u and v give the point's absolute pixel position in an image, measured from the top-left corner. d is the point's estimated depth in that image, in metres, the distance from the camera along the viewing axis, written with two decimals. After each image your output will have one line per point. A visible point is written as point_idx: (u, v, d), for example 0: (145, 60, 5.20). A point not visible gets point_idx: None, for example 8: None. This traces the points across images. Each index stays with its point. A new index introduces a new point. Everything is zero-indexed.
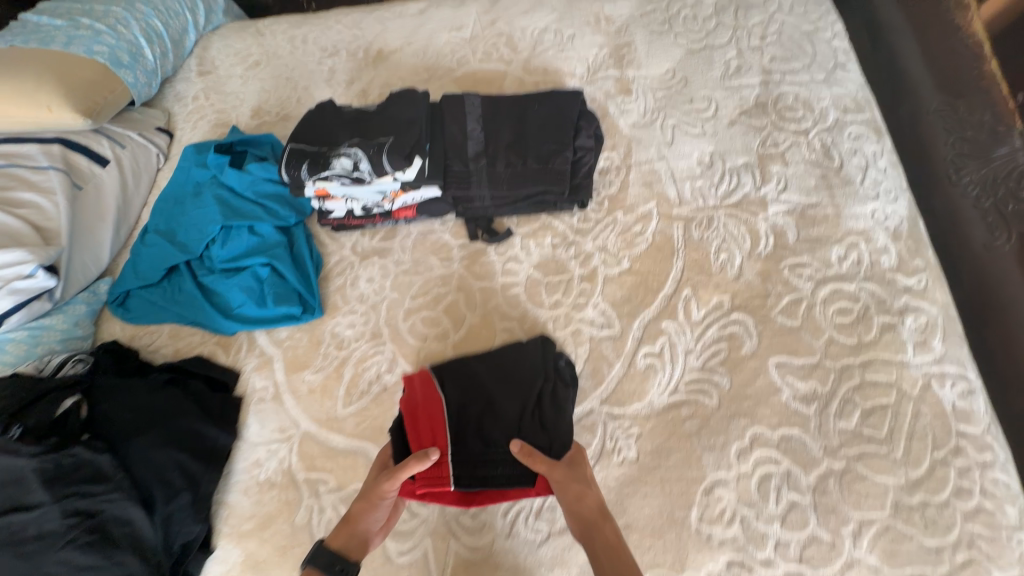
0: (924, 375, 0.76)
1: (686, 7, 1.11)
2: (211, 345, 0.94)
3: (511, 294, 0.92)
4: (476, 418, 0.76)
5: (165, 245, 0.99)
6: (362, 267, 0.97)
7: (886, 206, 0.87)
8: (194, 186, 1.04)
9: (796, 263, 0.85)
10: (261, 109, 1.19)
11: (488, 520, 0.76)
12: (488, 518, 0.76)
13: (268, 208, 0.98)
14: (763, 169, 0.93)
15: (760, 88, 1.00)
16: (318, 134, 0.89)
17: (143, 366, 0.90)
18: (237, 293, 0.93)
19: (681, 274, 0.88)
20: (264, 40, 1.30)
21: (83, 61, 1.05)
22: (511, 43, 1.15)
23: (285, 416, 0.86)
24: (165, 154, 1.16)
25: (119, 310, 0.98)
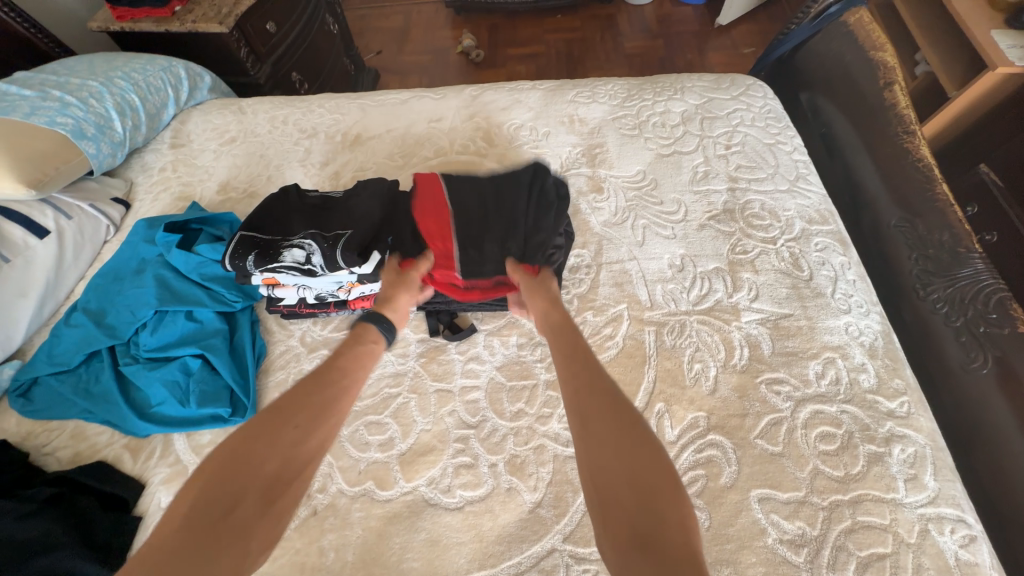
0: (920, 518, 0.68)
1: (655, 114, 1.17)
2: (118, 448, 0.81)
3: (469, 399, 0.83)
4: (477, 212, 0.88)
5: (90, 328, 0.89)
6: (309, 360, 0.89)
7: (859, 320, 0.85)
8: (137, 263, 0.97)
9: (773, 379, 0.80)
10: (228, 184, 1.17)
11: None
12: None
13: (213, 292, 0.91)
14: (734, 275, 0.92)
15: (727, 195, 1.02)
16: (274, 223, 0.85)
17: (26, 476, 0.76)
18: (158, 389, 0.82)
19: (653, 385, 0.81)
20: (244, 118, 1.31)
21: (41, 130, 1.02)
22: (488, 137, 1.18)
23: None
24: (118, 226, 1.11)
25: (18, 401, 0.86)
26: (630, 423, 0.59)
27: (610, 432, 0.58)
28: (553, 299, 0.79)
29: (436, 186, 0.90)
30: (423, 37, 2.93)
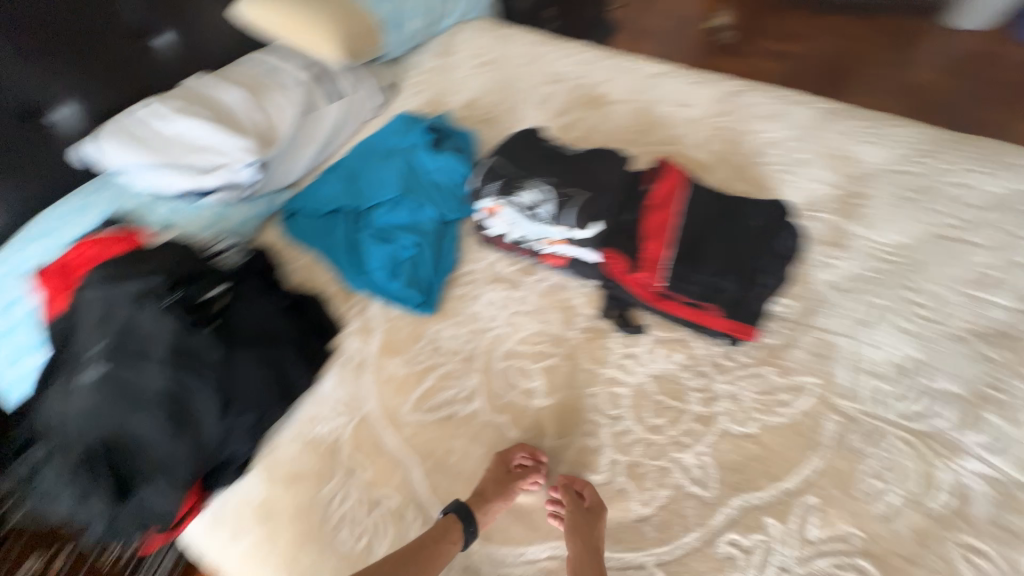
0: None
1: (951, 184, 0.95)
2: (332, 290, 1.01)
3: (614, 391, 0.84)
4: (704, 229, 0.86)
5: (343, 188, 1.09)
6: (487, 288, 0.98)
7: None
8: (389, 148, 1.12)
9: (973, 546, 0.67)
10: (472, 105, 1.28)
11: None
12: None
13: (438, 198, 1.03)
14: (973, 411, 0.75)
15: (1008, 316, 0.82)
16: (518, 160, 0.91)
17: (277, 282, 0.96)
18: (376, 259, 0.98)
19: (814, 476, 0.74)
20: (504, 47, 1.40)
21: (363, 14, 1.22)
22: (731, 143, 1.10)
23: (358, 389, 0.89)
24: (379, 109, 1.30)
25: (283, 222, 1.10)
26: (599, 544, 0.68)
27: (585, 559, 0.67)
28: (595, 544, 0.68)
29: (675, 183, 0.89)
30: (675, 1, 2.73)
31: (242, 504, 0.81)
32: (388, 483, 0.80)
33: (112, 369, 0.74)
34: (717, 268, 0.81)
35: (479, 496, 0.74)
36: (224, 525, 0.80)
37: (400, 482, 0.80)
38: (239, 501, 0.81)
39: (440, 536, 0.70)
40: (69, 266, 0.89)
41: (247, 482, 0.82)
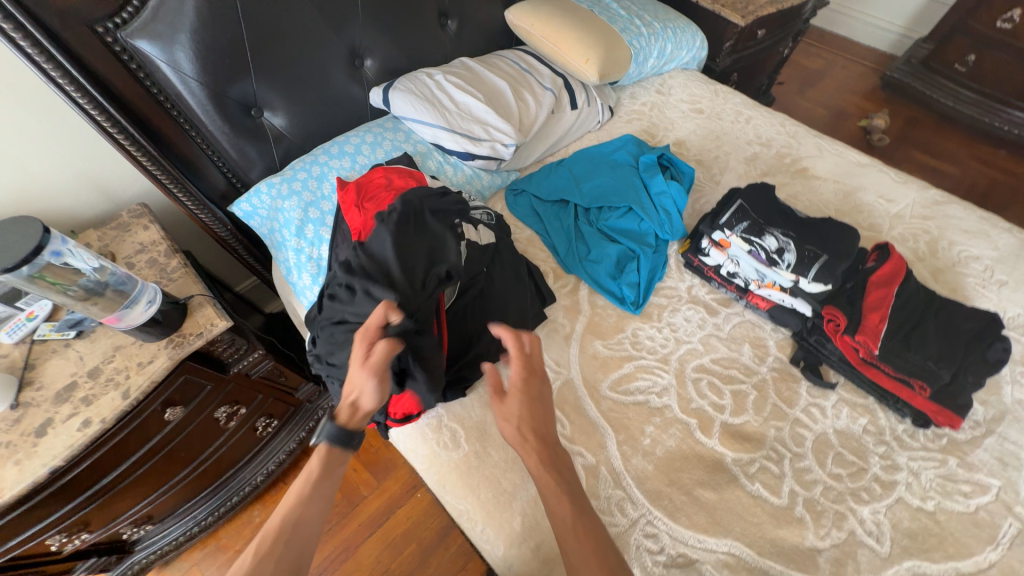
0: None
1: None
2: (548, 265, 1.15)
3: (798, 431, 0.93)
4: (910, 325, 0.94)
5: (572, 184, 1.24)
6: (686, 306, 1.09)
7: None
8: (615, 162, 1.28)
9: None
10: (684, 143, 1.40)
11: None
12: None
13: (660, 217, 1.16)
14: None
15: None
16: (762, 209, 1.03)
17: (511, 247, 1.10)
18: (598, 253, 1.13)
19: (986, 566, 0.79)
20: (716, 100, 1.53)
21: (621, 45, 1.40)
22: (933, 245, 1.16)
23: (565, 357, 1.02)
24: (600, 125, 1.46)
25: (510, 197, 1.27)
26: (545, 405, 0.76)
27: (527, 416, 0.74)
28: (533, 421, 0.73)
29: (898, 269, 0.98)
30: (832, 92, 2.82)
31: (461, 419, 0.94)
32: (587, 442, 0.91)
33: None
34: (927, 356, 0.90)
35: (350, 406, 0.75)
36: (440, 432, 0.93)
37: (598, 445, 0.91)
38: (458, 416, 0.95)
39: (335, 459, 0.75)
40: (365, 186, 1.06)
41: (466, 402, 0.96)
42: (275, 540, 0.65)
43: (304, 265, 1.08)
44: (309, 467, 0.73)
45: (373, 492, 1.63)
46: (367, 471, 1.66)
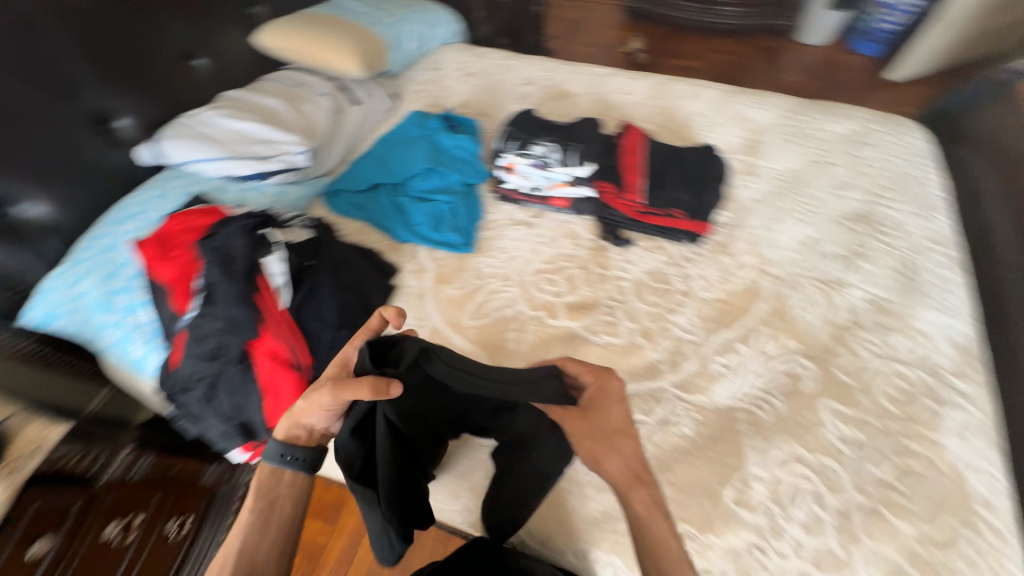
0: (959, 460, 0.87)
1: (815, 130, 1.39)
2: (384, 244, 1.24)
3: (620, 285, 1.14)
4: (661, 172, 1.19)
5: (378, 168, 1.33)
6: (510, 230, 1.25)
7: (950, 321, 1.03)
8: (409, 137, 1.40)
9: (864, 337, 1.01)
10: (467, 104, 1.58)
11: None
12: None
13: (461, 167, 1.31)
14: (852, 261, 1.12)
15: (863, 204, 1.22)
16: (526, 128, 1.22)
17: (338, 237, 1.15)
18: (419, 215, 1.23)
19: (763, 316, 1.06)
20: (482, 61, 1.73)
21: (373, 37, 1.52)
22: (669, 115, 1.47)
23: (424, 311, 1.11)
24: (390, 112, 1.57)
25: (329, 200, 1.32)
26: (609, 411, 0.75)
27: (606, 433, 0.74)
28: (612, 442, 0.74)
29: (637, 136, 1.23)
30: (595, 33, 3.28)
31: None
32: None
33: (229, 318, 0.89)
34: (677, 189, 1.16)
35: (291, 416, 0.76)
36: None
37: None
38: None
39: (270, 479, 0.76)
40: (165, 238, 1.01)
41: None
42: (234, 555, 0.71)
43: (133, 337, 1.02)
44: (250, 491, 0.76)
45: (331, 538, 1.55)
46: (317, 521, 1.56)
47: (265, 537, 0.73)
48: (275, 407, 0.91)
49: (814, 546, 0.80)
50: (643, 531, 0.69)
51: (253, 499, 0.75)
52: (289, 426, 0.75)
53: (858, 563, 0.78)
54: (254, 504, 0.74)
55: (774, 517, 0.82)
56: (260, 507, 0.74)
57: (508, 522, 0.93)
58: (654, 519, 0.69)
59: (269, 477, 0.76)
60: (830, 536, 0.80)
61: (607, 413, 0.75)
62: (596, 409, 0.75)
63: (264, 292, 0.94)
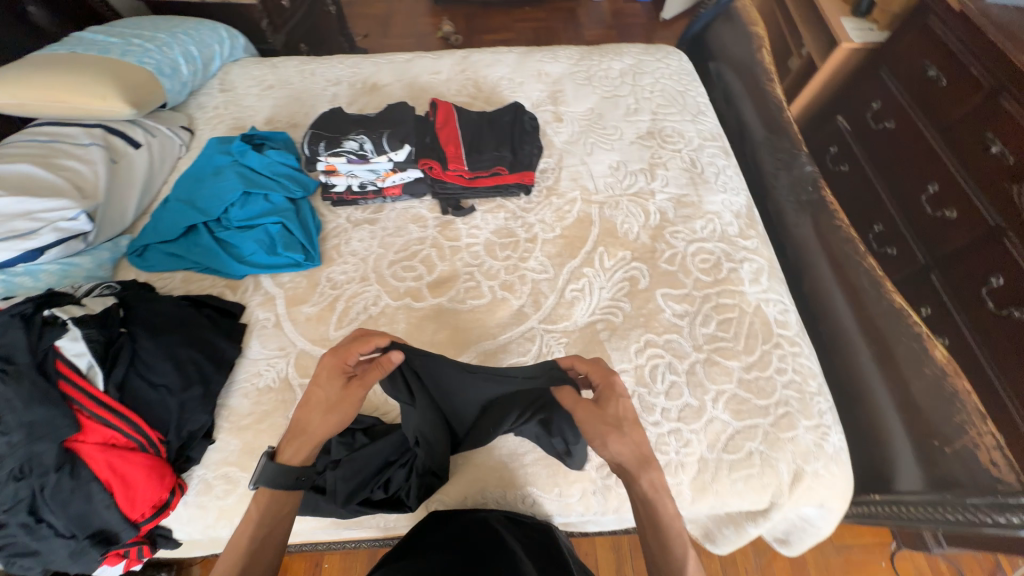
0: (757, 299, 1.10)
1: (601, 71, 1.57)
2: (220, 286, 1.13)
3: (473, 250, 1.19)
4: (477, 137, 1.26)
5: (185, 209, 1.19)
6: (354, 231, 1.23)
7: (731, 197, 1.28)
8: (214, 167, 1.28)
9: (674, 230, 1.20)
10: (274, 118, 1.48)
11: None
12: None
13: (282, 183, 1.23)
14: (652, 172, 1.32)
15: (650, 123, 1.43)
16: (333, 127, 1.19)
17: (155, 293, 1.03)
18: (250, 244, 1.15)
19: (597, 238, 1.20)
20: (278, 71, 1.63)
21: (134, 67, 1.34)
22: (477, 85, 1.54)
23: (284, 338, 1.05)
24: (186, 146, 1.41)
25: (136, 259, 1.16)
26: (612, 403, 0.75)
27: (598, 418, 0.74)
28: (608, 429, 0.72)
29: (447, 110, 1.29)
30: (406, 23, 3.26)
31: (224, 460, 0.90)
32: None
33: (26, 427, 0.75)
34: (495, 149, 1.24)
35: (297, 437, 0.75)
36: (213, 487, 0.88)
37: None
38: (220, 460, 0.90)
39: (277, 503, 0.73)
40: None
41: (218, 445, 0.91)
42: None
43: None
44: (252, 518, 0.71)
45: None
46: None
47: (258, 561, 0.68)
48: (132, 498, 0.81)
49: (676, 405, 0.96)
50: (645, 510, 0.70)
51: (254, 523, 0.70)
52: (305, 448, 0.74)
53: (710, 405, 0.96)
54: (253, 531, 0.70)
55: (643, 396, 0.97)
56: (252, 533, 0.70)
57: (431, 501, 0.93)
58: (656, 497, 0.70)
59: (272, 499, 0.72)
60: (686, 393, 0.97)
61: (614, 407, 0.74)
62: (609, 399, 0.75)
63: (72, 378, 0.81)
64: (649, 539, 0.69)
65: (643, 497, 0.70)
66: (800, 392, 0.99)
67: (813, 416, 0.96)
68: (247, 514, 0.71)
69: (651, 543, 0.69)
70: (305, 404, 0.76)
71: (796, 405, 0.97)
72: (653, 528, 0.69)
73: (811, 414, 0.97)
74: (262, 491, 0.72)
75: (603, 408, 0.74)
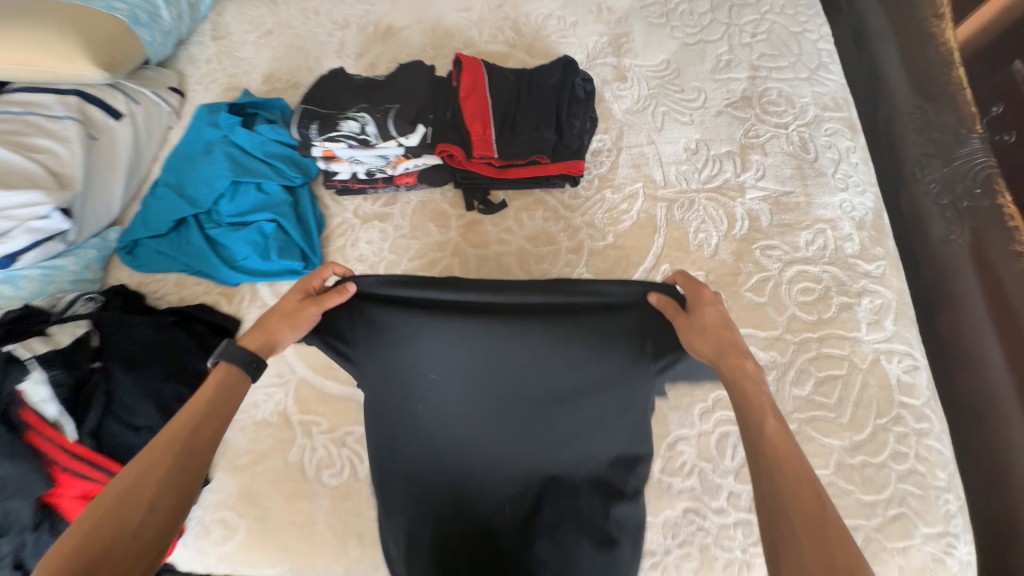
0: (874, 351, 0.82)
1: (684, 2, 1.16)
2: (214, 295, 1.00)
3: (502, 262, 0.96)
4: (513, 112, 0.96)
5: (174, 198, 1.05)
6: (363, 229, 1.03)
7: (854, 197, 0.94)
8: (204, 144, 1.09)
9: (768, 245, 0.91)
10: (272, 76, 1.24)
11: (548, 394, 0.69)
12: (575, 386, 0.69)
13: (277, 168, 1.03)
14: (744, 158, 0.99)
15: (747, 82, 1.06)
16: (329, 100, 0.93)
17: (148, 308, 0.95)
18: (242, 246, 0.98)
19: (661, 250, 0.93)
20: (277, 10, 1.34)
21: (102, 15, 1.10)
22: (517, 27, 1.19)
23: (283, 363, 0.92)
24: (177, 113, 1.21)
25: (126, 257, 1.04)
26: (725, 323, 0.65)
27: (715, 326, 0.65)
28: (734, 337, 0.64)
29: (476, 70, 0.98)
30: None
31: (220, 503, 0.83)
32: (345, 421, 0.87)
33: None
34: (535, 126, 0.94)
35: (263, 330, 0.69)
36: (211, 532, 0.82)
37: (356, 414, 0.88)
38: (216, 503, 0.83)
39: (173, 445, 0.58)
40: None
41: (214, 486, 0.84)
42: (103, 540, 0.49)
43: None
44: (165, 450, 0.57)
45: None
46: None
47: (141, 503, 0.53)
48: None
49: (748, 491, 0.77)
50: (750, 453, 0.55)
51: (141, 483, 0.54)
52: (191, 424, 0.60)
53: None
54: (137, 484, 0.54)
55: (707, 475, 0.78)
56: (163, 451, 0.57)
57: None
58: (789, 444, 0.54)
59: (200, 414, 0.61)
60: None
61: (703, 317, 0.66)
62: (700, 312, 0.66)
63: (38, 428, 0.72)
64: (785, 513, 0.49)
65: (779, 443, 0.54)
66: (922, 487, 0.74)
67: (937, 522, 0.73)
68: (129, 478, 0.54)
69: (783, 517, 0.49)
70: (262, 324, 0.69)
71: (914, 505, 0.74)
72: (774, 490, 0.51)
73: (934, 520, 0.73)
74: (218, 370, 0.66)
75: (699, 317, 0.66)
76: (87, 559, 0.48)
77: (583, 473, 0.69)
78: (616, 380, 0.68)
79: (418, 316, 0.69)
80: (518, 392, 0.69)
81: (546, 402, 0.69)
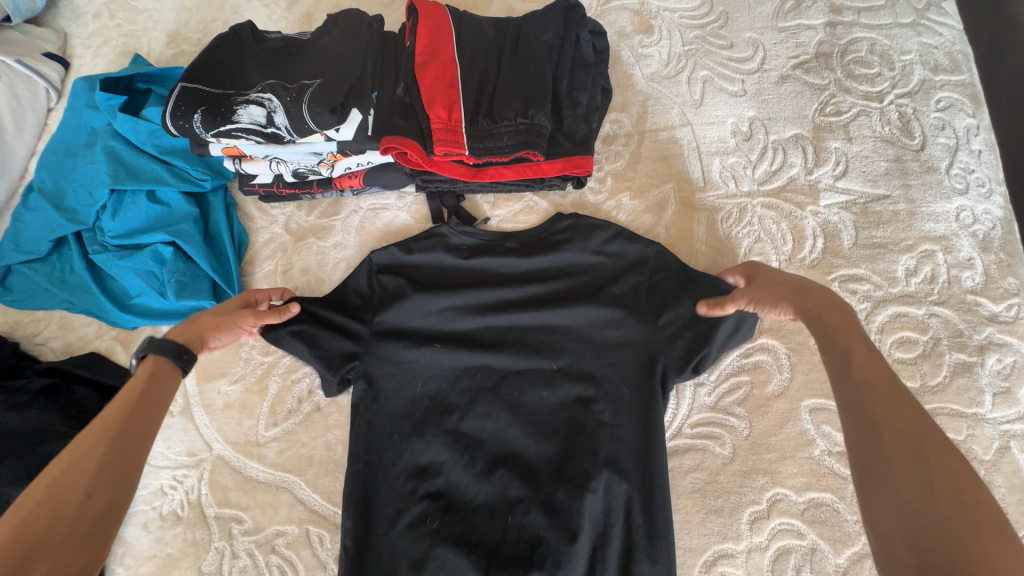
0: (1002, 435, 0.58)
1: None
2: (109, 340, 0.77)
3: None
4: (492, 84, 0.66)
5: (48, 210, 0.77)
6: (297, 250, 0.78)
7: (976, 204, 0.66)
8: (87, 134, 0.80)
9: (850, 276, 0.65)
10: (178, 34, 0.94)
11: (539, 396, 0.62)
12: (573, 384, 0.61)
13: (176, 170, 0.76)
14: (817, 145, 0.71)
15: (824, 33, 0.76)
16: (225, 73, 0.64)
17: (20, 364, 0.73)
18: (133, 279, 0.73)
19: None
20: None
21: None
22: None
23: (194, 436, 0.71)
24: (60, 90, 0.92)
25: None
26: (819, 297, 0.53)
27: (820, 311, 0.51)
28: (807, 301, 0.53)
29: (438, 19, 0.67)
30: None
31: None
32: (276, 517, 0.66)
33: None
34: (522, 106, 0.65)
35: (191, 326, 0.60)
36: None
37: (289, 508, 0.67)
38: None
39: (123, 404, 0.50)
40: None
41: None
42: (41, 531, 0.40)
43: None
44: (117, 410, 0.50)
45: None
46: None
47: (73, 493, 0.42)
48: None
49: None
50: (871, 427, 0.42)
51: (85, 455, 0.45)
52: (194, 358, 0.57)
53: None
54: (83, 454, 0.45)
55: None
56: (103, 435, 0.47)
57: None
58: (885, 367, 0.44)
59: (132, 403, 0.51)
60: None
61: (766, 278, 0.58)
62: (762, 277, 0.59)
63: None
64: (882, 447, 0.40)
65: (873, 369, 0.44)
66: None
67: None
68: (73, 458, 0.45)
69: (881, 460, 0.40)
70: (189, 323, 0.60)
71: None
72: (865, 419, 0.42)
73: None
74: (146, 362, 0.54)
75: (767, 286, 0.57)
76: (18, 550, 0.38)
77: (602, 494, 0.57)
78: (624, 373, 0.61)
79: (429, 286, 0.66)
80: (506, 399, 0.62)
81: (544, 391, 0.62)
